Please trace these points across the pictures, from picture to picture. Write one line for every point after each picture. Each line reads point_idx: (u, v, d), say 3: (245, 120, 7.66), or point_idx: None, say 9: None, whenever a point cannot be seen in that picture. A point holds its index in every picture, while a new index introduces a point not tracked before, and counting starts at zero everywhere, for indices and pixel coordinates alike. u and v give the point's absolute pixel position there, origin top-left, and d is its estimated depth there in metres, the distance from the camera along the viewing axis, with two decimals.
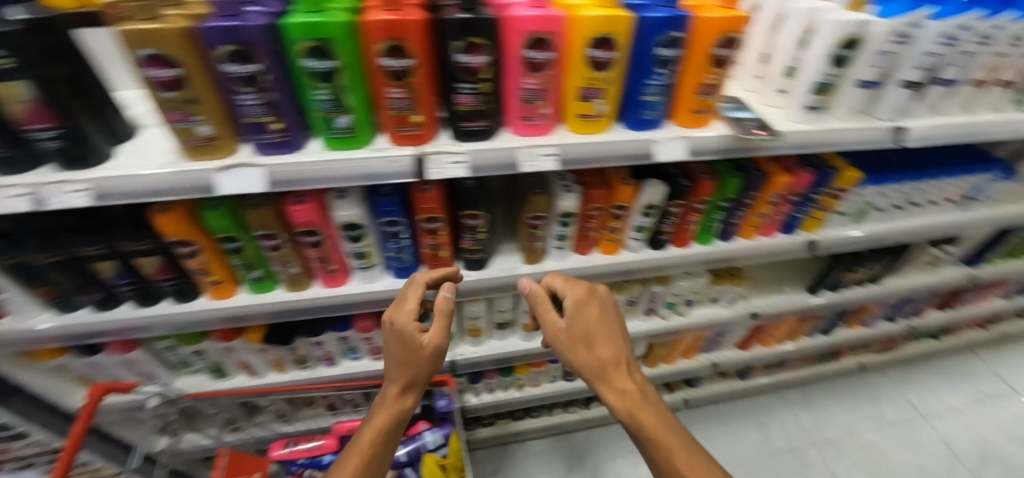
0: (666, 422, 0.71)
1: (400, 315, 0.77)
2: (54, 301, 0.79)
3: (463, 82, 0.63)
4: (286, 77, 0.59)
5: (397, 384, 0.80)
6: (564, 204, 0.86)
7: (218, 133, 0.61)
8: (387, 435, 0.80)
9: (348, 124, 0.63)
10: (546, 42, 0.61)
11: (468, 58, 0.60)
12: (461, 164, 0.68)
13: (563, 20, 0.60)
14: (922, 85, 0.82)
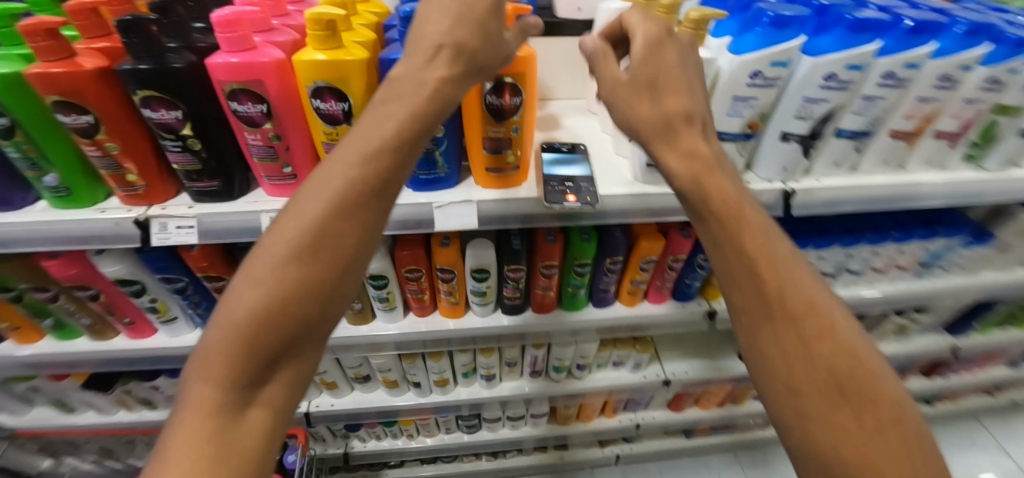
0: (815, 290, 0.44)
1: (385, 125, 0.45)
2: None
3: (327, 140, 0.61)
4: (140, 134, 0.61)
5: (353, 171, 0.43)
6: (478, 259, 0.82)
7: (134, 191, 0.65)
8: (320, 244, 0.41)
9: (208, 179, 0.63)
10: (328, 91, 0.56)
11: (242, 107, 0.56)
12: None
13: (340, 66, 0.54)
14: (818, 139, 0.70)
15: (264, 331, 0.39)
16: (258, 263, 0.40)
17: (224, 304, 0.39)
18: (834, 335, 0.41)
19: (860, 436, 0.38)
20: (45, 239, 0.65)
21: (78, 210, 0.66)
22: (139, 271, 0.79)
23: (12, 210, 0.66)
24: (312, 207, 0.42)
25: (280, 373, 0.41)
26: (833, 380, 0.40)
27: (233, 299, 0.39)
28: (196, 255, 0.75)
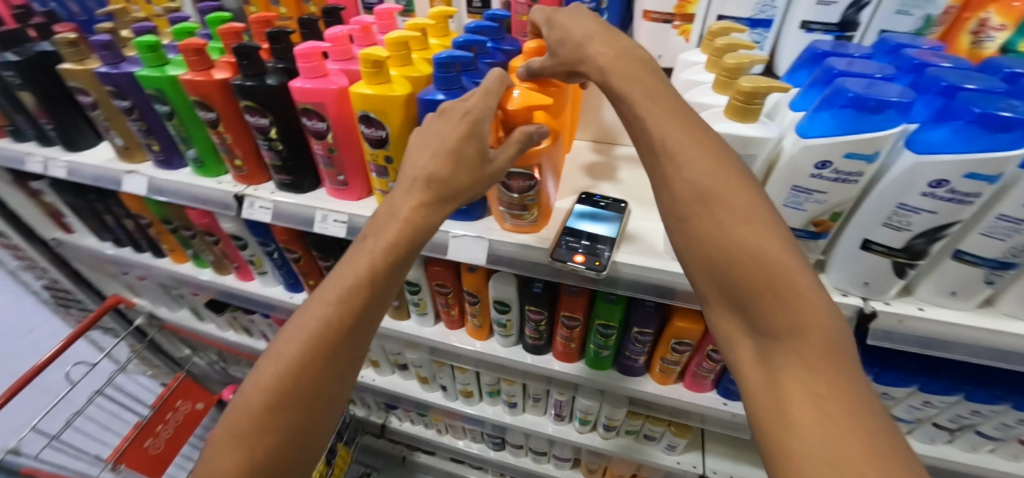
0: (750, 218, 0.44)
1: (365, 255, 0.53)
2: (134, 241, 1.17)
3: (372, 161, 0.69)
4: (247, 132, 0.76)
5: (333, 297, 0.51)
6: (501, 292, 0.83)
7: (240, 173, 0.81)
8: (335, 330, 0.51)
9: (285, 175, 0.77)
10: (371, 119, 0.64)
11: (310, 122, 0.68)
12: (341, 224, 0.75)
13: (382, 100, 0.62)
14: (921, 257, 0.54)
15: (297, 381, 0.50)
16: (251, 382, 0.50)
17: (231, 413, 0.50)
18: (753, 251, 0.42)
19: (769, 331, 0.41)
20: (183, 195, 0.86)
21: (207, 179, 0.85)
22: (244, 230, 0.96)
23: (172, 170, 0.89)
24: (295, 342, 0.50)
25: (303, 447, 0.52)
26: (746, 291, 0.42)
27: (264, 372, 0.50)
28: (279, 231, 0.90)
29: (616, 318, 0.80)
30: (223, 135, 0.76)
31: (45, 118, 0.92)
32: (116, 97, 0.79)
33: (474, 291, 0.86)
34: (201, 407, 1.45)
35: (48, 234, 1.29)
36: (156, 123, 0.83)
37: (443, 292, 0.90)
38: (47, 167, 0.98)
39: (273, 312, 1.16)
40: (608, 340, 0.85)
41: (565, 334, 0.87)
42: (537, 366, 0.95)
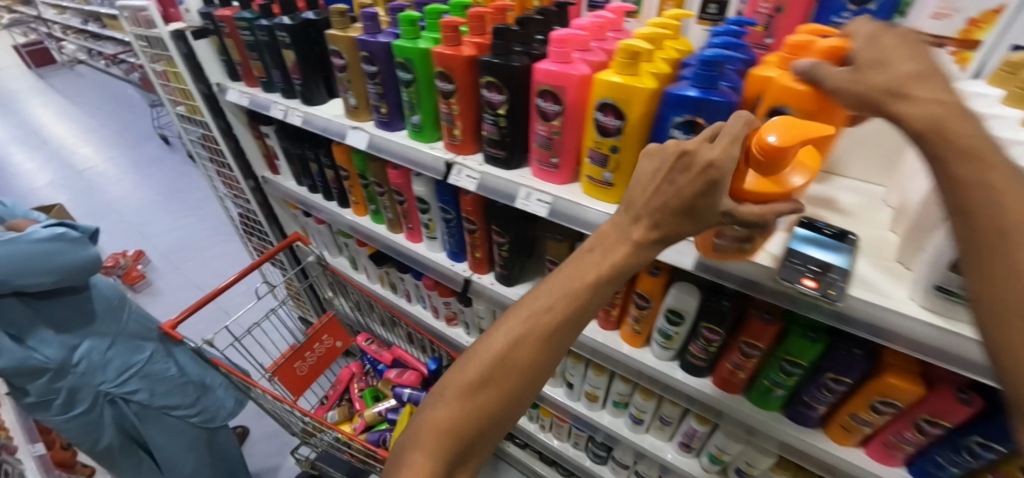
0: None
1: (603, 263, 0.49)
2: (328, 190, 1.35)
3: (595, 148, 0.71)
4: (473, 106, 0.83)
5: (544, 307, 0.49)
6: (679, 303, 0.81)
7: (453, 143, 0.88)
8: (530, 349, 0.48)
9: (499, 150, 0.82)
10: (612, 108, 0.65)
11: (545, 104, 0.72)
12: (543, 204, 0.78)
13: (630, 90, 0.62)
14: None
15: (476, 398, 0.48)
16: (447, 389, 0.49)
17: (424, 423, 0.48)
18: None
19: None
20: (397, 155, 0.96)
21: (420, 143, 0.94)
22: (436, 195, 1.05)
23: (390, 131, 0.99)
24: (498, 340, 0.49)
25: (472, 456, 0.50)
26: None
27: (453, 380, 0.49)
28: (468, 200, 0.97)
29: (810, 358, 0.72)
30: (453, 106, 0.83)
31: (296, 74, 1.09)
32: (365, 62, 0.90)
33: (648, 295, 0.85)
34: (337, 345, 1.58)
35: (260, 172, 1.53)
36: (390, 88, 0.93)
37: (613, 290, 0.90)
38: (285, 114, 1.15)
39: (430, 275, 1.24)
40: (787, 379, 0.78)
41: (737, 362, 0.81)
42: (690, 388, 0.90)
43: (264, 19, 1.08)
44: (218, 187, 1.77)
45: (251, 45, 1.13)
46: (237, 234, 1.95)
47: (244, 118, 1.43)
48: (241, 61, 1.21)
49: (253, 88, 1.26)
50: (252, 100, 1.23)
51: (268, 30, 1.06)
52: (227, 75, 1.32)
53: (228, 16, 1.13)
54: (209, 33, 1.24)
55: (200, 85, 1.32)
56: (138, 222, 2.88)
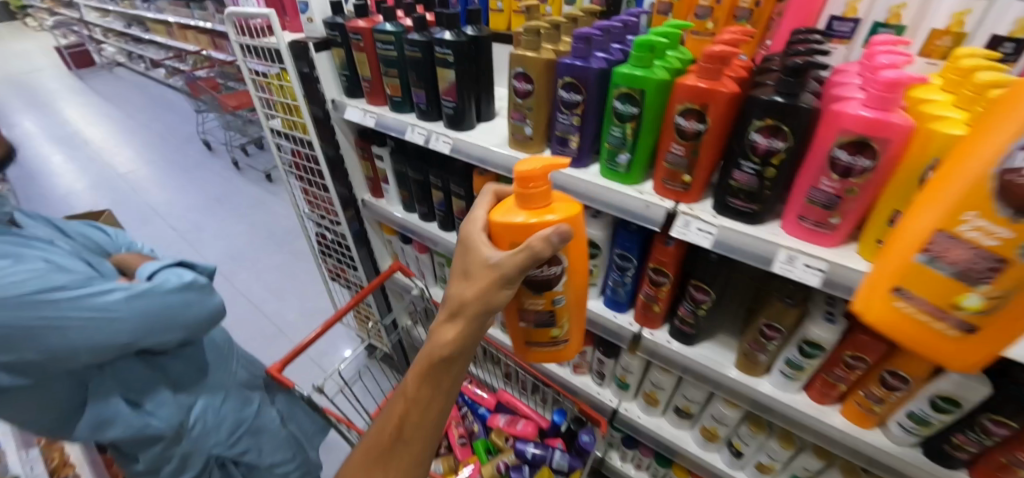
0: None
1: (468, 292, 0.76)
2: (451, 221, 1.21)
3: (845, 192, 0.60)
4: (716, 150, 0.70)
5: (442, 350, 0.76)
6: (952, 388, 0.66)
7: (675, 189, 0.75)
8: (420, 402, 0.77)
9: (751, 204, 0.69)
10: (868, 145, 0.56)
11: (846, 156, 0.58)
12: (816, 273, 0.66)
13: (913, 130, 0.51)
14: None
15: (404, 426, 0.78)
16: (385, 422, 0.82)
17: (387, 419, 0.82)
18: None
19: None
20: (590, 197, 0.83)
21: (622, 185, 0.80)
22: (614, 239, 0.92)
23: (575, 167, 0.85)
24: (410, 384, 0.78)
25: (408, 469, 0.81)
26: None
27: (370, 450, 0.82)
28: (669, 249, 0.83)
29: None
30: (691, 149, 0.70)
31: (450, 96, 0.94)
32: (566, 89, 0.77)
33: (904, 372, 0.72)
34: None
35: (360, 195, 1.40)
36: (587, 120, 0.79)
37: (856, 366, 0.76)
38: (426, 138, 1.01)
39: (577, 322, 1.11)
40: None
41: None
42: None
43: (417, 32, 0.94)
44: (301, 207, 1.65)
45: (391, 60, 1.00)
46: (313, 256, 1.84)
47: (353, 138, 1.30)
48: (370, 77, 1.08)
49: (376, 105, 1.12)
50: (378, 119, 1.09)
51: (421, 45, 0.93)
52: (344, 92, 1.19)
53: (366, 28, 1.00)
54: (332, 45, 1.11)
55: (312, 102, 1.20)
56: (195, 239, 2.86)
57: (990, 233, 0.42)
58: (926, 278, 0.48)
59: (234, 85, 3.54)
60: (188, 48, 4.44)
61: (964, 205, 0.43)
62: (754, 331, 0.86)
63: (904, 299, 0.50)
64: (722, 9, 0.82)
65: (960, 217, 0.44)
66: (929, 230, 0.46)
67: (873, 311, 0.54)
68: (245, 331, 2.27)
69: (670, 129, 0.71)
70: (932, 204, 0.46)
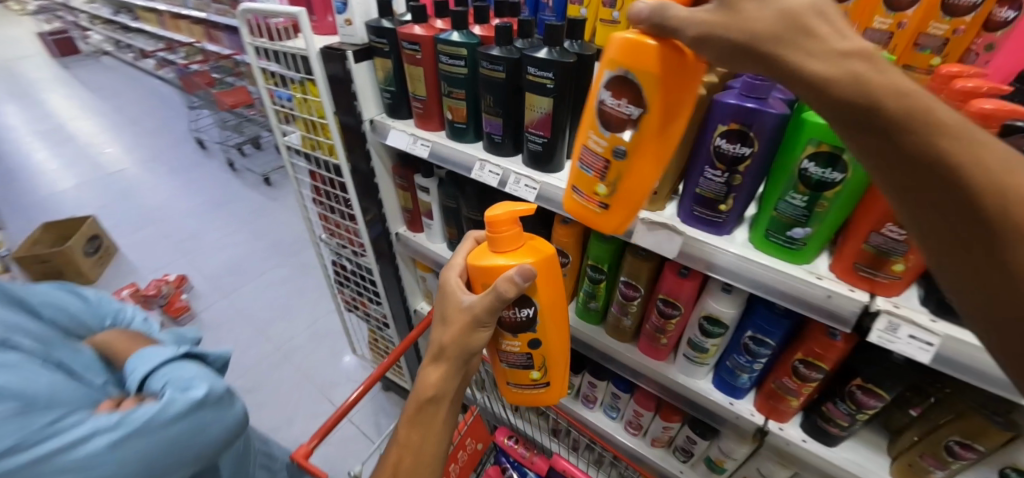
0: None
1: (448, 338, 0.75)
2: None
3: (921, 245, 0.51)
4: None
5: (428, 392, 0.76)
6: None
7: (875, 279, 0.56)
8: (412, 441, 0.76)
9: None
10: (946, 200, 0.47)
11: None
12: None
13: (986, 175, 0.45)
14: None
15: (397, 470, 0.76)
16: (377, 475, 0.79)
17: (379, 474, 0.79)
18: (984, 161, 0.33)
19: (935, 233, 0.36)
20: (740, 279, 0.64)
21: (789, 264, 0.62)
22: (746, 319, 0.75)
23: (716, 233, 0.65)
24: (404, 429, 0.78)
25: None
26: (964, 210, 0.34)
27: None
28: (835, 344, 0.66)
29: None
30: None
31: (541, 130, 0.72)
32: (726, 139, 0.57)
33: None
34: (480, 449, 1.28)
35: (394, 228, 1.19)
36: (750, 176, 0.59)
37: None
38: (502, 179, 0.79)
39: (675, 401, 0.93)
40: None
41: None
42: None
43: (497, 45, 0.72)
44: (317, 233, 1.43)
45: (459, 80, 0.78)
46: (327, 285, 1.61)
47: (390, 164, 1.09)
48: (425, 96, 0.85)
49: (428, 129, 0.90)
50: (433, 149, 0.88)
51: (505, 63, 0.70)
52: (385, 111, 0.97)
53: (425, 37, 0.79)
54: (375, 55, 0.90)
55: (345, 123, 0.98)
56: (192, 250, 2.63)
57: (617, 147, 0.59)
58: (629, 193, 0.62)
59: (231, 79, 3.27)
60: (182, 39, 4.16)
61: (631, 153, 0.59)
62: (930, 444, 0.66)
63: (596, 205, 0.67)
64: (903, 37, 0.63)
65: (619, 147, 0.59)
66: (618, 158, 0.60)
67: (604, 225, 0.68)
68: (247, 358, 2.04)
69: (856, 247, 0.56)
70: (642, 156, 0.59)
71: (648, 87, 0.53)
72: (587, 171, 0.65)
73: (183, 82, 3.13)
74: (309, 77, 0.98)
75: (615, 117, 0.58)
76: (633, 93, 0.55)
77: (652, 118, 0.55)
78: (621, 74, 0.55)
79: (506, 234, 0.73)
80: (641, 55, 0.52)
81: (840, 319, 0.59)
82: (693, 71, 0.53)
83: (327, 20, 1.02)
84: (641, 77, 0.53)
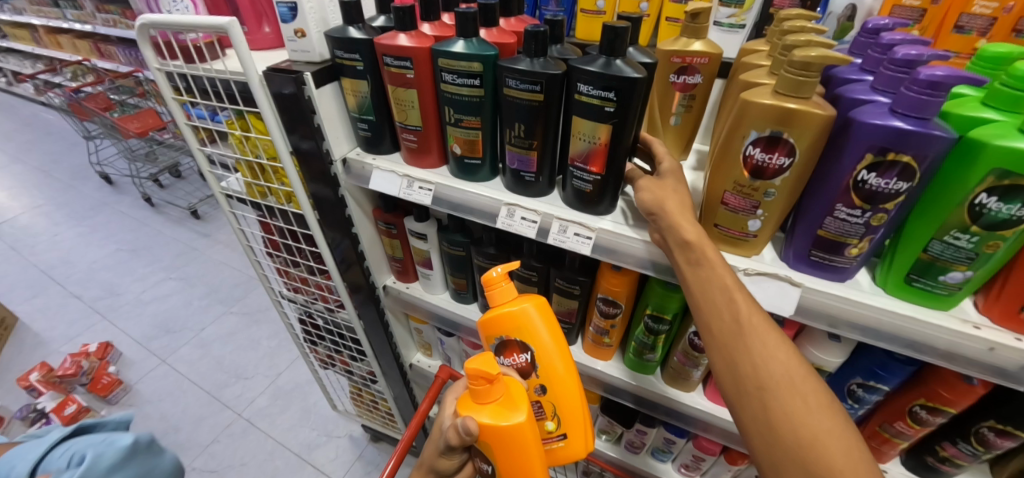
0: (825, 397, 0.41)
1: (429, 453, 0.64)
2: None
3: None
4: None
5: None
6: None
7: None
8: None
9: None
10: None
11: None
12: None
13: None
14: None
15: None
16: None
17: None
18: (784, 382, 0.41)
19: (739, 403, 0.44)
20: (870, 334, 0.52)
21: (932, 312, 0.50)
22: (851, 362, 0.61)
23: (833, 279, 0.52)
24: None
25: None
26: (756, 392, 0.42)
27: None
28: (975, 391, 0.53)
29: None
30: None
31: (594, 164, 0.56)
32: (876, 172, 0.44)
33: None
34: None
35: (381, 280, 0.98)
36: (896, 210, 0.46)
37: None
38: (541, 228, 0.61)
39: None
40: None
41: None
42: None
43: (524, 55, 0.54)
44: (277, 289, 1.17)
45: (471, 104, 0.60)
46: (295, 344, 1.31)
47: (370, 205, 0.87)
48: (420, 126, 0.66)
49: (425, 163, 0.70)
50: (437, 193, 0.68)
51: (544, 80, 0.53)
52: (361, 146, 0.77)
53: (418, 49, 0.59)
54: (342, 75, 0.68)
55: (308, 169, 0.75)
56: (113, 309, 2.20)
57: (538, 390, 0.66)
58: (573, 420, 0.67)
59: (136, 101, 2.80)
60: (62, 57, 3.53)
61: (552, 390, 0.66)
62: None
63: (556, 440, 0.69)
64: (1004, 23, 0.58)
65: (540, 387, 0.66)
66: (542, 394, 0.66)
67: (574, 451, 0.69)
68: (201, 434, 1.70)
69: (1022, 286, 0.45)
70: (558, 387, 0.65)
71: (522, 340, 0.64)
72: (512, 376, 0.64)
73: (74, 109, 2.63)
74: (253, 109, 0.75)
75: (520, 369, 0.66)
76: (519, 346, 0.64)
77: (542, 357, 0.64)
78: (501, 341, 0.65)
79: (482, 384, 0.58)
80: (502, 322, 0.63)
81: (1005, 377, 0.47)
82: (534, 323, 0.63)
83: (264, 31, 0.78)
84: (516, 337, 0.64)
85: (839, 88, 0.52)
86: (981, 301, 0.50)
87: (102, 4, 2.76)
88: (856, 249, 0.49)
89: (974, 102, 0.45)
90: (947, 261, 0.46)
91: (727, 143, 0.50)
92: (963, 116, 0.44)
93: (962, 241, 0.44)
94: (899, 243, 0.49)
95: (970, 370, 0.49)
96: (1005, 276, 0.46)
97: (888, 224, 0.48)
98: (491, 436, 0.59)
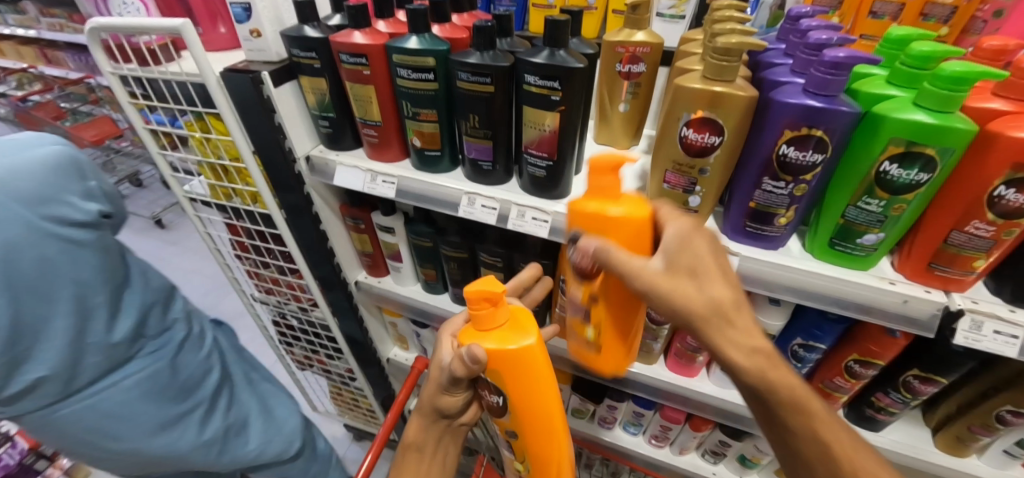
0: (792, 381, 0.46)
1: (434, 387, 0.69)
2: None
3: (955, 230, 0.48)
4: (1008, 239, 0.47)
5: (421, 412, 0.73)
6: None
7: (945, 274, 0.51)
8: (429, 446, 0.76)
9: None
10: (919, 154, 0.45)
11: None
12: None
13: None
14: None
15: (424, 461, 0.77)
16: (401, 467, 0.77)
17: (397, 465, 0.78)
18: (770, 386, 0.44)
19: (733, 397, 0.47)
20: (802, 296, 0.56)
21: (852, 271, 0.55)
22: (792, 325, 0.67)
23: (768, 247, 0.57)
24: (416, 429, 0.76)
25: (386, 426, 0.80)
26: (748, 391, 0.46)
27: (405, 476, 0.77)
28: (897, 342, 0.59)
29: None
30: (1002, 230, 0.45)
31: (545, 150, 0.59)
32: (795, 146, 0.48)
33: None
34: None
35: (353, 277, 0.99)
36: (815, 181, 0.50)
37: None
38: (500, 214, 0.64)
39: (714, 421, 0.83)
40: None
41: None
42: None
43: (474, 48, 0.56)
44: (248, 291, 1.16)
45: (427, 97, 0.62)
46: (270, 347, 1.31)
47: (337, 202, 0.88)
48: (380, 121, 0.68)
49: (386, 157, 0.72)
50: (400, 185, 0.69)
51: (494, 72, 0.55)
52: (324, 143, 0.78)
53: (374, 46, 0.61)
54: (300, 73, 0.69)
55: (271, 168, 0.76)
56: None
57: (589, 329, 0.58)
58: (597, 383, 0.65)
59: (88, 109, 2.68)
60: (5, 64, 3.34)
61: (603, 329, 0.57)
62: (980, 416, 0.63)
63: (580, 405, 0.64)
64: (911, 9, 0.63)
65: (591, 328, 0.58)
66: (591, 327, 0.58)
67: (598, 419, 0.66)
68: None
69: (930, 243, 0.50)
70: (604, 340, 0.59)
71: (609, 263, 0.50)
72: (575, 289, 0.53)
73: (22, 119, 2.50)
74: (212, 110, 0.75)
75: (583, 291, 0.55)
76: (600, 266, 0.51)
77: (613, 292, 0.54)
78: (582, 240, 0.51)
79: (485, 307, 0.59)
80: (596, 224, 0.48)
81: (917, 325, 0.53)
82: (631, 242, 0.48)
83: (219, 32, 0.78)
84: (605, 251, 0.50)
85: (765, 72, 0.56)
86: (897, 260, 0.56)
87: (47, 8, 2.63)
88: (785, 218, 0.54)
89: (881, 80, 0.50)
90: (862, 224, 0.51)
91: (665, 125, 0.54)
92: (870, 93, 0.49)
93: (872, 206, 0.50)
94: (822, 211, 0.54)
95: (887, 322, 0.54)
96: (916, 234, 0.52)
97: (810, 195, 0.53)
98: (499, 361, 0.59)
